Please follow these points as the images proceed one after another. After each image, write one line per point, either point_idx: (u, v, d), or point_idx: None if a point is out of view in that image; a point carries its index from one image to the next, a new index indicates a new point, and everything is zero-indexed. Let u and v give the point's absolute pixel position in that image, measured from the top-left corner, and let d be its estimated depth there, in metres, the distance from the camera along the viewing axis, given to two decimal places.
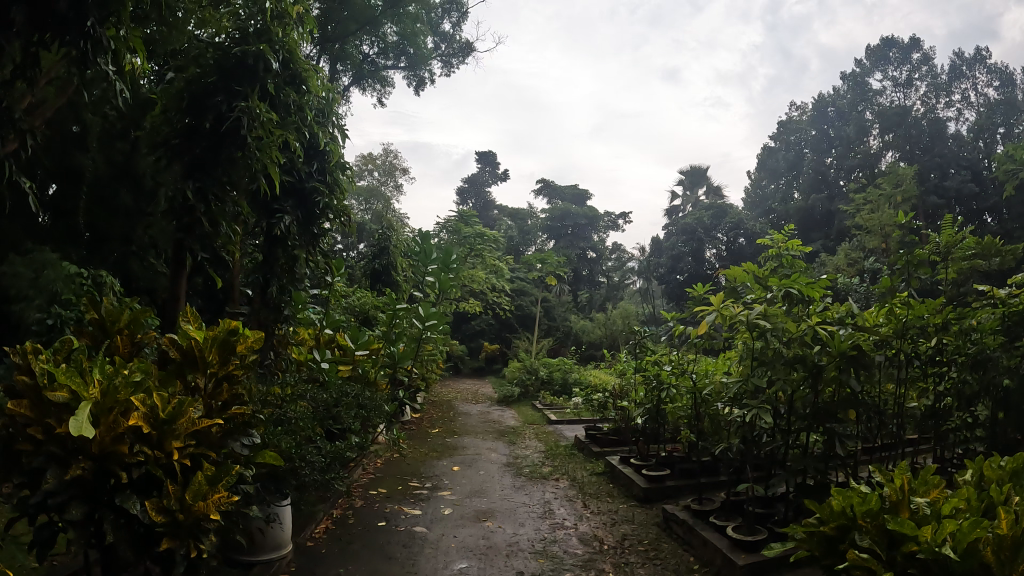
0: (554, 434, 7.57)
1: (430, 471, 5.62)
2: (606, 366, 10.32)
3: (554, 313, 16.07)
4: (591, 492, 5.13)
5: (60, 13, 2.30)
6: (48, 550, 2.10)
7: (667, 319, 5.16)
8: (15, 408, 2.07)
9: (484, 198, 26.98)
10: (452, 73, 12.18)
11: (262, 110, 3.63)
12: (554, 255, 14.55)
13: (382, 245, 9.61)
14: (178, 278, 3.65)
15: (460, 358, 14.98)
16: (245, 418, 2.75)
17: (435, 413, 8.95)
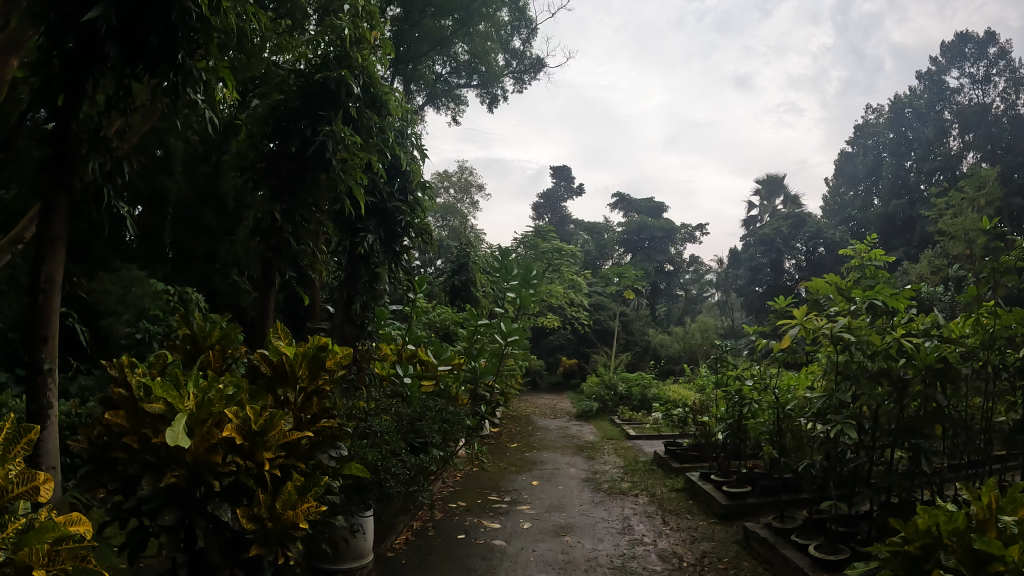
0: (634, 450, 7.46)
1: (510, 485, 5.63)
2: (686, 381, 10.07)
3: (633, 327, 15.85)
4: (671, 508, 5.03)
5: (151, 47, 2.41)
6: (139, 552, 2.20)
7: (750, 333, 5.01)
8: (112, 419, 2.24)
9: (560, 212, 26.91)
10: (525, 89, 12.26)
11: (346, 134, 3.75)
12: (632, 269, 14.44)
13: (461, 261, 9.78)
14: (266, 295, 3.85)
15: (538, 372, 14.94)
16: (333, 431, 2.82)
17: (515, 428, 8.96)
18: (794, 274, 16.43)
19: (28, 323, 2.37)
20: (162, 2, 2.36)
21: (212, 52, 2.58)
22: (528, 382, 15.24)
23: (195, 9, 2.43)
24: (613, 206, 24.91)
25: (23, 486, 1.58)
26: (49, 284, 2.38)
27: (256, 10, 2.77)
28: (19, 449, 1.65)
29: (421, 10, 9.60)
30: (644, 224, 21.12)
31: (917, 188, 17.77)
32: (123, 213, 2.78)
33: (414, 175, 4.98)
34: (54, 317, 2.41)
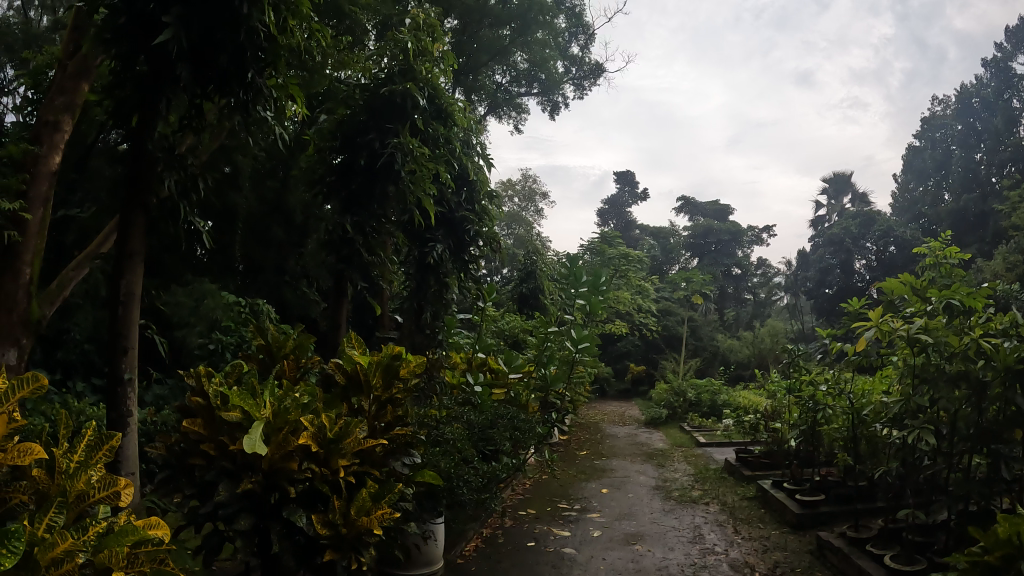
0: (704, 457, 7.33)
1: (579, 493, 5.59)
2: (756, 387, 9.81)
3: (702, 332, 15.57)
4: (742, 516, 4.92)
5: (221, 67, 2.49)
6: (214, 556, 2.28)
7: (824, 336, 4.86)
8: (190, 426, 2.33)
9: (625, 218, 26.64)
10: (585, 95, 12.22)
11: (414, 145, 3.81)
12: (700, 273, 14.27)
13: (529, 269, 9.81)
14: (338, 305, 3.96)
15: (606, 380, 14.73)
16: (407, 439, 2.87)
17: (583, 435, 8.90)
18: (865, 274, 15.83)
19: (109, 334, 2.50)
20: (231, 24, 2.42)
21: (280, 69, 2.63)
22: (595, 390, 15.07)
23: (263, 28, 2.48)
24: (678, 210, 24.54)
25: (104, 490, 1.57)
26: (128, 298, 2.52)
27: (321, 27, 2.83)
28: (102, 455, 1.63)
29: (479, 22, 9.70)
30: (709, 228, 20.79)
31: (987, 182, 16.72)
32: (200, 228, 2.86)
33: (481, 184, 5.02)
34: (133, 328, 2.53)
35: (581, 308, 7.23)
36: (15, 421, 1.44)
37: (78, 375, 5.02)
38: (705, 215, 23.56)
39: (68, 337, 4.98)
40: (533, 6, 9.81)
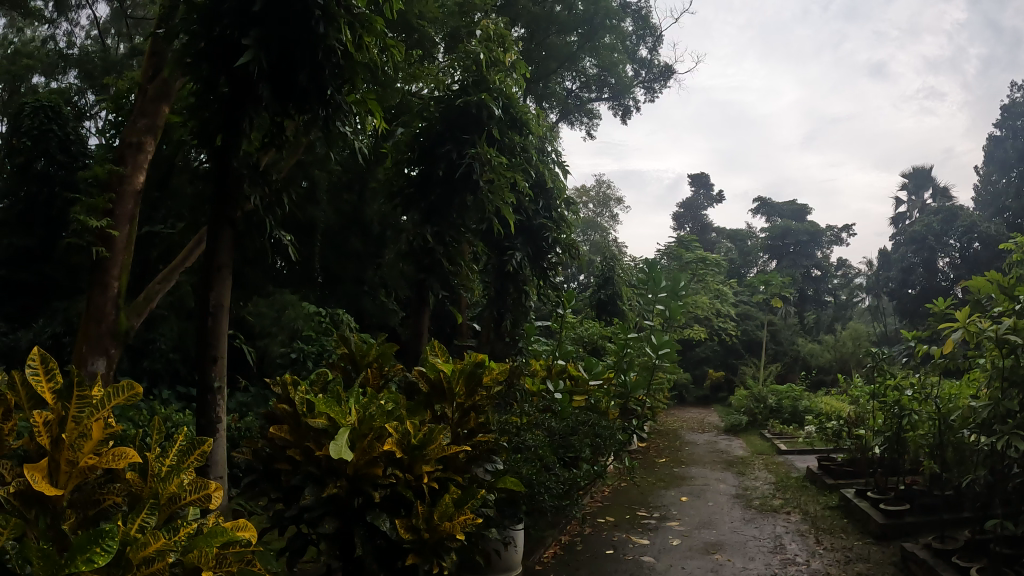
0: (785, 465, 7.12)
1: (659, 501, 5.49)
2: (839, 392, 9.47)
3: (781, 336, 15.09)
4: (824, 526, 4.77)
5: (301, 87, 2.56)
6: (299, 557, 2.34)
7: (907, 338, 4.63)
8: (277, 432, 2.41)
9: (699, 221, 26.13)
10: (655, 98, 12.10)
11: (491, 155, 3.88)
12: (779, 275, 13.99)
13: (607, 276, 9.79)
14: (421, 313, 4.04)
15: (685, 387, 14.33)
16: (489, 445, 2.89)
17: (662, 443, 8.76)
18: (949, 273, 15.07)
19: (200, 344, 2.59)
20: (309, 44, 2.50)
21: (358, 85, 2.70)
22: (674, 397, 14.59)
23: (340, 46, 2.56)
24: (754, 210, 23.90)
25: (195, 494, 1.57)
26: (217, 309, 2.61)
27: (398, 45, 2.86)
28: (193, 460, 1.65)
29: (546, 30, 9.74)
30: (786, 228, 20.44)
31: None
32: (287, 241, 2.95)
33: (556, 192, 5.16)
34: (222, 339, 2.62)
35: (659, 314, 7.09)
36: (110, 425, 1.47)
37: (164, 383, 5.27)
38: (782, 216, 22.96)
39: (155, 346, 5.24)
40: (599, 10, 9.76)
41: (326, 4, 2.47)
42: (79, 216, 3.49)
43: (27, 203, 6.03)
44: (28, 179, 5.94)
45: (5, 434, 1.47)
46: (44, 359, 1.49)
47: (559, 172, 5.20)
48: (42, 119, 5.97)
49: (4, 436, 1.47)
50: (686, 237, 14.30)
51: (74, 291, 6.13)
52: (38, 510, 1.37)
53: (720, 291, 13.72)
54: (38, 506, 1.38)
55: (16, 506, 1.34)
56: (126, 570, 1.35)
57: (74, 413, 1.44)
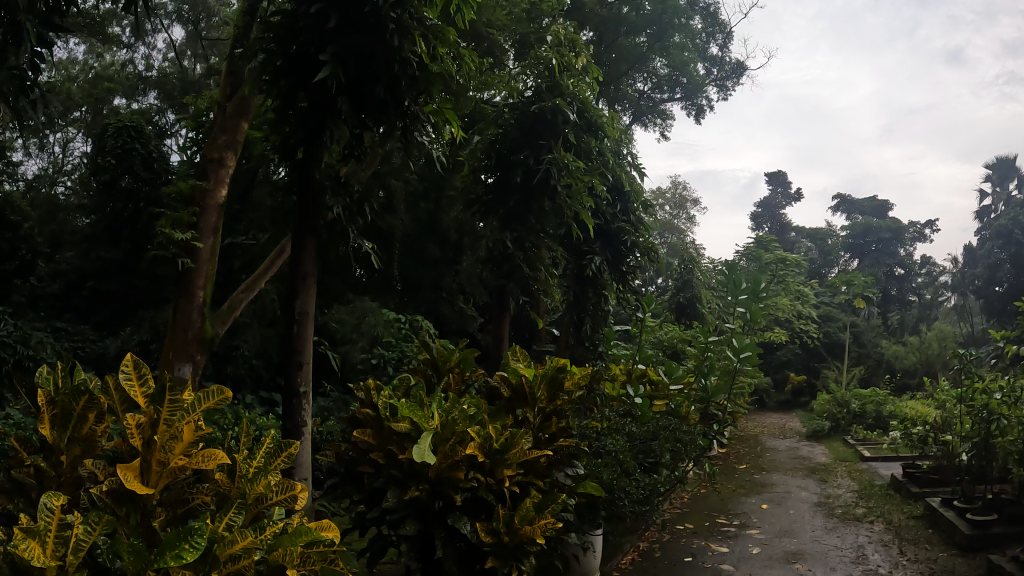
0: (869, 473, 6.86)
1: (739, 508, 5.36)
2: (927, 397, 9.06)
3: (865, 339, 14.45)
4: (909, 537, 4.56)
5: (379, 99, 2.61)
6: (379, 558, 2.39)
7: (996, 338, 4.40)
8: (360, 436, 2.48)
9: (778, 221, 25.43)
10: (729, 96, 11.85)
11: (568, 160, 3.93)
12: (861, 275, 13.52)
13: (685, 278, 9.82)
14: (502, 320, 4.12)
15: (766, 391, 13.61)
16: (570, 449, 2.92)
17: (743, 449, 8.56)
18: None
19: (287, 349, 2.71)
20: (385, 57, 2.56)
21: (433, 94, 2.75)
22: (754, 402, 14.08)
23: (415, 58, 2.60)
24: (833, 208, 23.14)
25: (282, 494, 1.63)
26: (302, 316, 2.72)
27: (471, 53, 2.84)
28: (279, 461, 1.68)
29: (615, 31, 9.71)
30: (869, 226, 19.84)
31: None
32: (372, 251, 2.99)
33: (634, 194, 5.15)
34: (307, 344, 2.72)
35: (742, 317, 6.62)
36: (201, 427, 1.53)
37: (247, 387, 5.47)
38: (862, 213, 22.20)
39: (238, 352, 5.43)
40: (667, 9, 9.67)
41: (399, 18, 2.54)
42: (164, 229, 3.58)
43: (115, 217, 6.34)
44: (115, 196, 6.20)
45: (97, 436, 1.56)
46: (137, 364, 1.56)
47: (636, 175, 5.17)
48: (125, 138, 6.18)
49: (97, 437, 1.56)
50: (764, 236, 14.01)
51: (161, 300, 6.42)
52: (129, 507, 1.44)
53: (798, 293, 13.33)
54: (129, 503, 1.44)
55: (107, 504, 1.40)
56: (213, 566, 1.38)
57: (166, 416, 1.51)
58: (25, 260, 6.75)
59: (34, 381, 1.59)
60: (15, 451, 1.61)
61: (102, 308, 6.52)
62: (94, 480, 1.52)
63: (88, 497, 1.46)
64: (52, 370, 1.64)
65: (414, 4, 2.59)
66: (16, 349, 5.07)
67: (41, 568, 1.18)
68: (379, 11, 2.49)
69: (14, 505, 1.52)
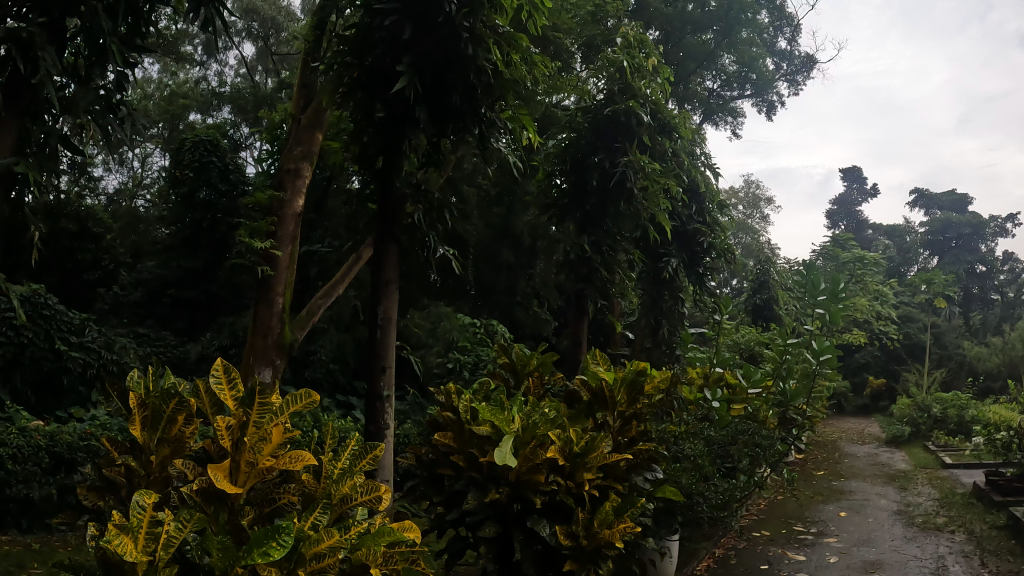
0: (951, 480, 6.59)
1: (817, 516, 5.20)
2: (1014, 399, 8.63)
3: (946, 340, 13.87)
4: (995, 548, 4.35)
5: (456, 108, 2.65)
6: (459, 560, 2.43)
7: None
8: (441, 439, 2.49)
9: (855, 218, 24.73)
10: (800, 90, 11.56)
11: (644, 162, 3.90)
12: (941, 272, 12.97)
13: (762, 279, 9.70)
14: (581, 324, 4.12)
15: (844, 395, 13.18)
16: (649, 453, 2.86)
17: (821, 454, 8.32)
18: None
19: (371, 354, 2.73)
20: (461, 66, 2.58)
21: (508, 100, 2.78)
22: (830, 405, 13.62)
23: (490, 65, 2.62)
24: (910, 204, 22.30)
25: (367, 495, 1.65)
26: (385, 322, 2.75)
27: (543, 57, 2.93)
28: (365, 463, 1.70)
29: (681, 29, 9.61)
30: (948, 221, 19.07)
31: None
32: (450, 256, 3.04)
33: (710, 195, 5.13)
34: (389, 349, 2.74)
35: (820, 318, 6.38)
36: (289, 430, 1.56)
37: (323, 392, 5.64)
38: (941, 208, 21.35)
39: (315, 356, 5.69)
40: (734, 4, 9.52)
41: (473, 26, 2.55)
42: (244, 238, 3.68)
43: (194, 228, 6.61)
44: (194, 208, 6.60)
45: (186, 437, 1.60)
46: (227, 369, 1.61)
47: (711, 176, 5.11)
48: (202, 152, 6.63)
49: (186, 438, 1.60)
50: (840, 234, 13.61)
51: (238, 308, 6.66)
52: (218, 505, 1.49)
53: (876, 293, 12.91)
54: (217, 502, 1.49)
55: (197, 502, 1.45)
56: (299, 564, 1.41)
57: (256, 419, 1.55)
58: (109, 269, 7.06)
59: (126, 385, 1.64)
60: (107, 451, 1.67)
61: (182, 314, 6.77)
62: (183, 480, 1.55)
63: (179, 496, 1.50)
64: (145, 375, 1.70)
65: (486, 11, 2.59)
66: (103, 355, 5.32)
67: (134, 564, 1.24)
68: (452, 20, 2.51)
69: (108, 502, 1.63)
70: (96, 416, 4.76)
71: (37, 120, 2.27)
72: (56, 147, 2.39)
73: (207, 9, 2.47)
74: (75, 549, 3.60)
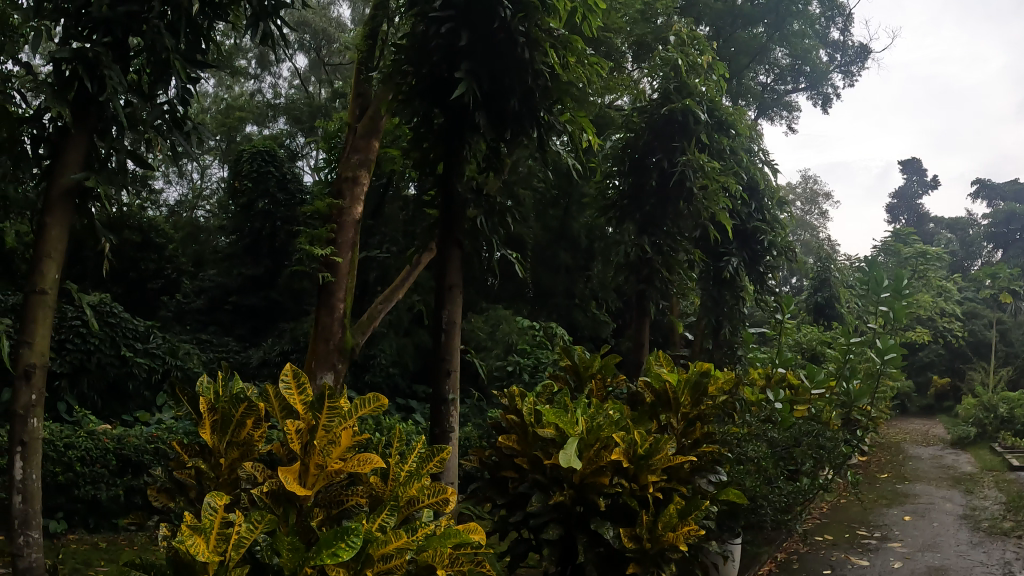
0: (1020, 483, 6.36)
1: (880, 520, 5.07)
2: None
3: (1013, 337, 13.39)
4: None
5: (514, 112, 2.66)
6: (521, 563, 2.42)
7: None
8: (505, 441, 2.51)
9: (916, 212, 24.09)
10: (856, 81, 11.27)
11: (703, 161, 3.86)
12: (1008, 267, 12.52)
13: (822, 277, 9.55)
14: (642, 325, 4.10)
15: (907, 395, 12.84)
16: (713, 456, 2.83)
17: (883, 456, 8.13)
18: None
19: (434, 359, 2.76)
20: (518, 71, 2.60)
21: (567, 103, 2.78)
22: (893, 406, 13.29)
23: (546, 69, 2.64)
24: (973, 196, 21.58)
25: (434, 497, 1.66)
26: (449, 326, 2.77)
27: (600, 60, 2.88)
28: (432, 466, 1.73)
29: (731, 24, 9.46)
30: (1013, 213, 18.40)
31: None
32: (514, 260, 3.03)
33: (768, 192, 5.07)
34: (454, 353, 2.77)
35: (883, 316, 6.21)
36: (358, 433, 1.58)
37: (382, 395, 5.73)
38: (1005, 199, 20.61)
39: (376, 360, 5.83)
40: None
41: (528, 30, 2.58)
42: (305, 246, 3.74)
43: (256, 236, 6.85)
44: (254, 217, 6.83)
45: (254, 440, 1.65)
46: (297, 373, 1.63)
47: (769, 172, 5.04)
48: (260, 163, 6.84)
49: (254, 441, 1.65)
50: (900, 229, 13.26)
51: (298, 313, 6.81)
52: (286, 507, 1.52)
53: (939, 289, 12.52)
54: (287, 504, 1.52)
55: (267, 503, 1.49)
56: (367, 565, 1.43)
57: (325, 422, 1.56)
58: (171, 278, 7.28)
59: (197, 390, 1.69)
60: (177, 454, 1.74)
61: (242, 321, 6.95)
62: (252, 482, 1.58)
63: (249, 497, 1.54)
64: (214, 380, 1.75)
65: (541, 15, 2.61)
66: (167, 360, 5.48)
67: (205, 563, 1.27)
68: (508, 26, 2.53)
69: (177, 503, 1.69)
70: (161, 420, 4.90)
71: (105, 137, 2.18)
72: (128, 164, 2.19)
73: (264, 25, 2.53)
74: (143, 547, 3.71)
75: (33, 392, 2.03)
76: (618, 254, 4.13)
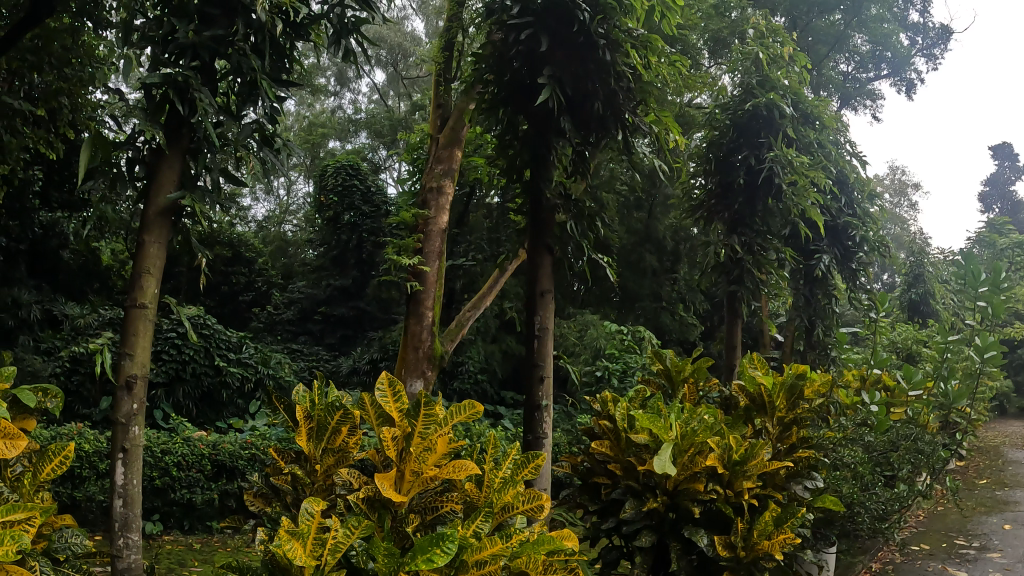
0: None
1: (979, 528, 4.83)
2: None
3: None
4: None
5: (597, 115, 2.68)
6: (614, 570, 2.41)
7: None
8: (597, 447, 2.49)
9: (1011, 200, 22.87)
10: (940, 64, 10.81)
11: (791, 156, 3.73)
12: None
13: (915, 273, 9.20)
14: (734, 326, 4.05)
15: (1007, 396, 12.19)
16: (810, 461, 2.76)
17: (983, 460, 7.74)
18: None
19: (526, 365, 2.80)
20: (600, 73, 2.60)
21: (652, 103, 2.76)
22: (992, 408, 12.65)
23: (629, 70, 2.63)
24: None
25: (528, 504, 1.65)
26: (541, 331, 2.79)
27: (681, 57, 2.79)
28: (526, 472, 1.74)
29: (807, 13, 9.20)
30: None
31: None
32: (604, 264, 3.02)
33: (858, 186, 4.92)
34: (547, 358, 2.79)
35: (982, 311, 5.91)
36: (453, 440, 1.60)
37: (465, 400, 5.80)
38: None
39: (463, 367, 6.00)
40: None
41: (607, 32, 2.55)
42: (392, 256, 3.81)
43: (342, 248, 7.10)
44: (340, 228, 7.08)
45: (349, 446, 1.69)
46: (391, 381, 1.63)
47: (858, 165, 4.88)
48: (344, 177, 7.11)
49: (349, 448, 1.69)
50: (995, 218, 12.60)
51: (386, 322, 7.03)
52: (381, 513, 1.55)
53: None
54: (381, 509, 1.55)
55: (363, 508, 1.53)
56: (461, 570, 1.45)
57: (420, 430, 1.58)
58: (262, 291, 7.57)
59: (292, 399, 1.76)
60: (274, 460, 1.80)
61: (331, 330, 7.14)
62: (348, 488, 1.62)
63: (346, 503, 1.57)
64: (309, 388, 1.81)
65: (620, 15, 2.56)
66: (259, 369, 5.69)
67: (302, 566, 1.31)
68: (588, 30, 2.53)
69: (274, 507, 1.76)
70: (253, 426, 5.09)
71: (197, 157, 2.27)
72: (219, 182, 2.28)
73: (346, 42, 2.63)
74: (235, 550, 3.86)
75: (134, 402, 2.11)
76: (707, 255, 4.07)
